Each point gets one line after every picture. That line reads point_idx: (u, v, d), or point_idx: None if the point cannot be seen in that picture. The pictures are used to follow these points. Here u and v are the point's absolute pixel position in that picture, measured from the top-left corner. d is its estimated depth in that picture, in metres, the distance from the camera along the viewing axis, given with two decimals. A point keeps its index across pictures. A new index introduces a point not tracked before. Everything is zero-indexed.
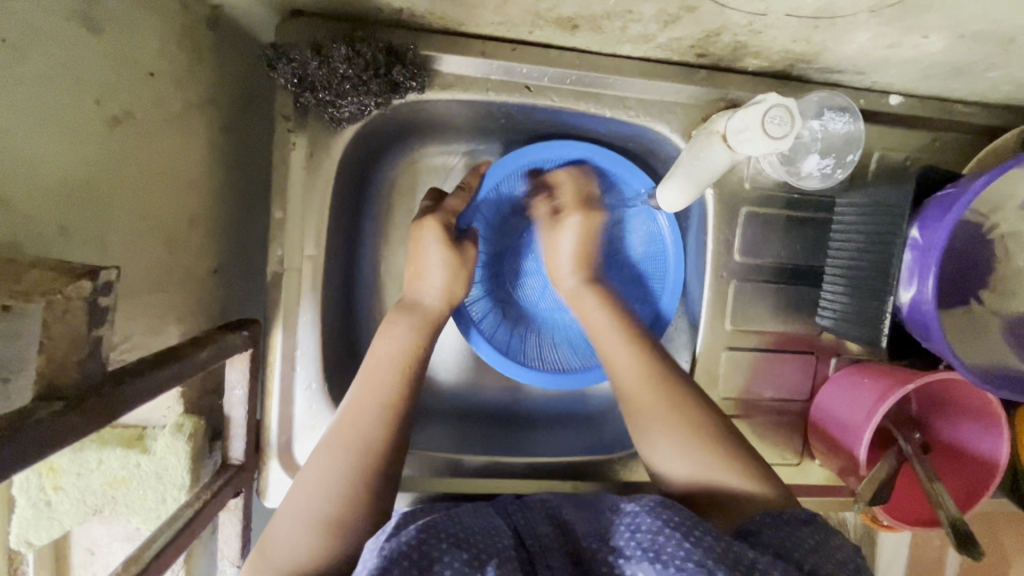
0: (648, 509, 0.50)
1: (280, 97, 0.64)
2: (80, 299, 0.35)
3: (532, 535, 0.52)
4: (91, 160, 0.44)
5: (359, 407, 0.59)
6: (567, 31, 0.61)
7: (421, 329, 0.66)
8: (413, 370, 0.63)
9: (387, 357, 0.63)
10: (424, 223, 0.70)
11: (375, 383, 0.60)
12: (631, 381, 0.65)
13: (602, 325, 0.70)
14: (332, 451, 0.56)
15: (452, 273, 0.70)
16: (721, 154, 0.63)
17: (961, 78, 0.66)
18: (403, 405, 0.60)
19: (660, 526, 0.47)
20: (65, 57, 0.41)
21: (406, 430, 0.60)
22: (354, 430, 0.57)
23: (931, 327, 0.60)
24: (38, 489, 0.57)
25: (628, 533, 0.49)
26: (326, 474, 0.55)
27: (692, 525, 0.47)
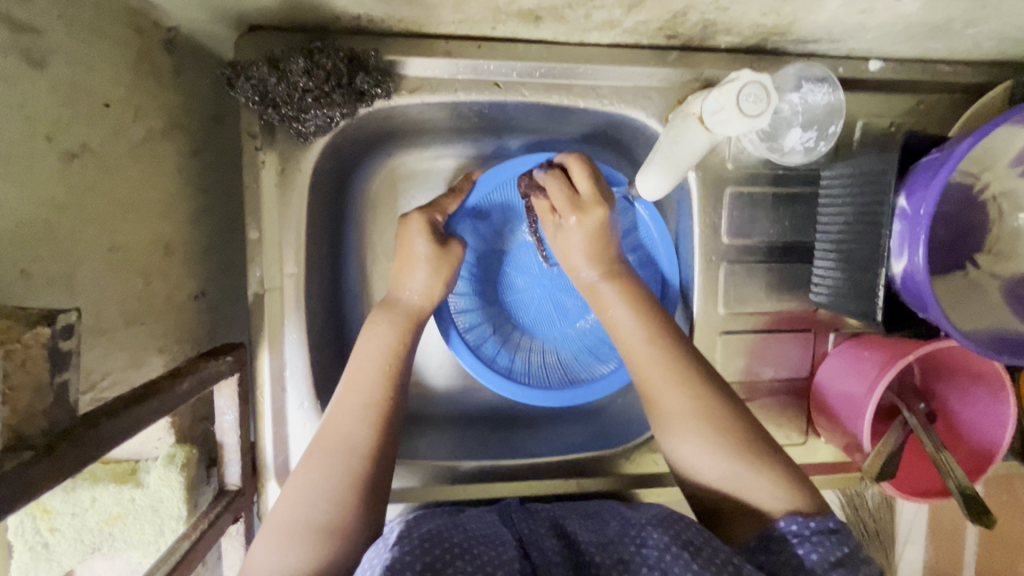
0: (654, 526, 0.52)
1: (246, 116, 0.62)
2: (39, 346, 0.34)
3: (537, 549, 0.53)
4: (52, 201, 0.43)
5: (344, 409, 0.59)
6: (531, 23, 0.60)
7: (403, 326, 0.65)
8: (397, 368, 0.62)
9: (370, 356, 0.62)
10: (410, 217, 0.68)
11: (359, 383, 0.60)
12: (654, 377, 0.61)
13: (623, 321, 0.64)
14: (316, 455, 0.56)
15: (437, 269, 0.68)
16: (699, 136, 0.62)
17: (941, 37, 0.64)
18: (388, 404, 0.60)
19: (668, 545, 0.49)
20: (12, 99, 0.40)
21: (393, 428, 0.60)
22: (336, 432, 0.57)
23: (926, 297, 0.58)
24: (35, 532, 0.55)
25: (634, 548, 0.51)
26: (313, 478, 0.55)
27: (700, 547, 0.49)
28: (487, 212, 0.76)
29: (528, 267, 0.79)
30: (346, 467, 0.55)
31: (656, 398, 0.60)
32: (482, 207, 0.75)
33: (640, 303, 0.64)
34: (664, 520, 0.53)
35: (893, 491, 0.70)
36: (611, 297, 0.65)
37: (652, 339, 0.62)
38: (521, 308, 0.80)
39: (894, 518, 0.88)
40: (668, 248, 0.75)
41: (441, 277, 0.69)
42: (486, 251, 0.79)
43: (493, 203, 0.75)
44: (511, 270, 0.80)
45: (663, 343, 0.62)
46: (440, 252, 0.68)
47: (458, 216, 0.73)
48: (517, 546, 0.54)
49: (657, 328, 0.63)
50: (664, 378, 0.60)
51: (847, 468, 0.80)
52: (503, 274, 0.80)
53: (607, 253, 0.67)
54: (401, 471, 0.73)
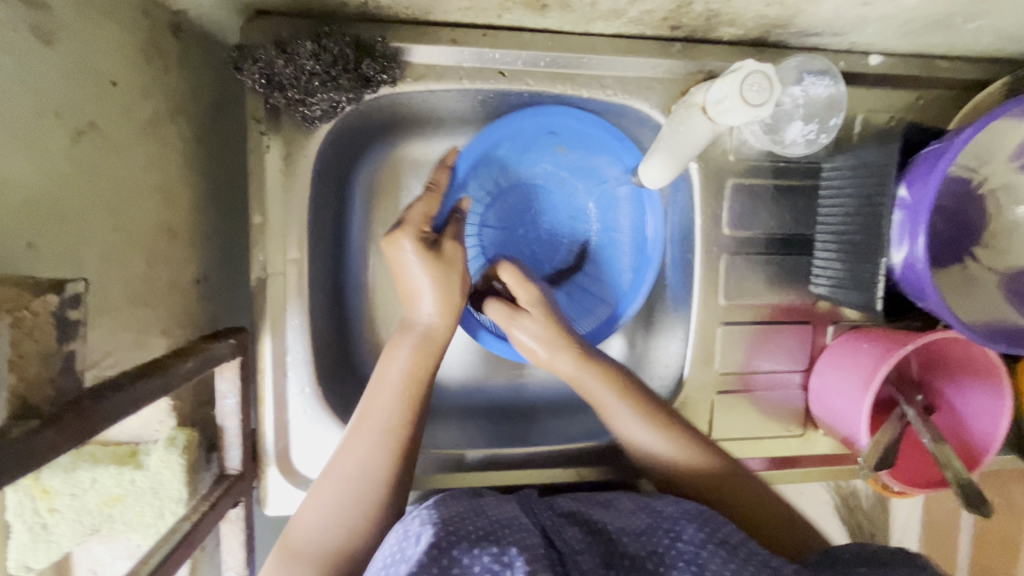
0: (690, 521, 0.54)
1: (251, 100, 0.62)
2: (47, 313, 0.34)
3: (560, 538, 0.54)
4: (58, 175, 0.43)
5: (359, 436, 0.59)
6: (537, 11, 0.60)
7: (422, 352, 0.63)
8: (418, 395, 0.62)
9: (390, 382, 0.61)
10: (397, 236, 0.65)
11: (377, 411, 0.60)
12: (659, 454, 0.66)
13: (623, 416, 0.66)
14: (330, 478, 0.57)
15: (443, 278, 0.64)
16: (703, 126, 0.63)
17: (941, 32, 0.65)
18: (406, 433, 0.60)
19: (705, 543, 0.52)
20: (22, 73, 0.40)
21: (410, 451, 0.60)
22: (350, 459, 0.58)
23: (926, 286, 0.59)
24: (34, 513, 0.54)
25: (669, 541, 0.53)
26: (325, 503, 0.56)
27: (736, 546, 0.52)
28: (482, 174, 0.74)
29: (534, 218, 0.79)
30: (362, 494, 0.56)
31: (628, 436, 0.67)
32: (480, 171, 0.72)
33: (579, 359, 0.67)
34: (701, 515, 0.55)
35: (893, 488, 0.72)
36: (562, 364, 0.67)
37: (647, 418, 0.66)
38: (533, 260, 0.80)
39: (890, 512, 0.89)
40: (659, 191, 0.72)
41: (451, 285, 0.64)
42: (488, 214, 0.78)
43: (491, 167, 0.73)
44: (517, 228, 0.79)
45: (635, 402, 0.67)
46: (437, 261, 0.64)
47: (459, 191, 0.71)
48: (541, 534, 0.54)
49: (606, 373, 0.67)
50: (635, 422, 0.66)
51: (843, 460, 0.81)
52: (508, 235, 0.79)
53: (557, 326, 0.68)
54: None
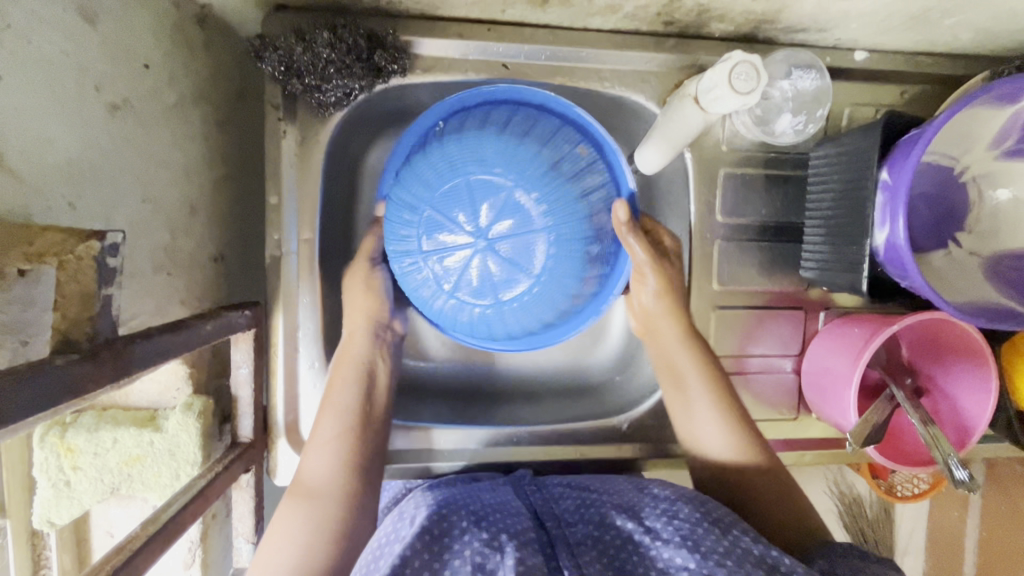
0: (685, 502, 0.56)
1: (269, 88, 0.67)
2: (89, 258, 0.39)
3: (550, 520, 0.56)
4: (96, 144, 0.47)
5: (316, 453, 0.62)
6: (538, 6, 0.64)
7: (359, 384, 0.66)
8: (366, 412, 0.66)
9: (342, 402, 0.65)
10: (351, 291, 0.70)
11: (330, 427, 0.64)
12: (742, 422, 0.69)
13: (702, 413, 0.70)
14: (296, 498, 0.59)
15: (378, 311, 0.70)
16: (695, 115, 0.65)
17: (921, 27, 0.69)
18: (360, 442, 0.64)
19: (700, 519, 0.53)
20: (67, 49, 0.44)
21: (365, 464, 0.63)
22: (312, 475, 0.61)
23: (907, 265, 0.61)
24: (58, 469, 0.59)
25: (664, 519, 0.54)
26: (292, 521, 0.57)
27: (726, 525, 0.53)
28: (416, 147, 0.66)
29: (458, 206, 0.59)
30: (324, 510, 0.58)
31: (695, 424, 0.71)
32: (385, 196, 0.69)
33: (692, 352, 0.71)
34: (693, 499, 0.56)
35: (901, 495, 0.83)
36: (670, 344, 0.72)
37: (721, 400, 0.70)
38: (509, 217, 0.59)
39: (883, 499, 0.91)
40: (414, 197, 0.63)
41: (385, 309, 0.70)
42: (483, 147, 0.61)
43: (387, 187, 0.69)
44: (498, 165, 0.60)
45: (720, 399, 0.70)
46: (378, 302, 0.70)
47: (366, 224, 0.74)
48: (532, 517, 0.57)
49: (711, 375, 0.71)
50: (711, 417, 0.70)
51: (836, 443, 0.83)
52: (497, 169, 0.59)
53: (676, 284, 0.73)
54: (407, 436, 0.76)
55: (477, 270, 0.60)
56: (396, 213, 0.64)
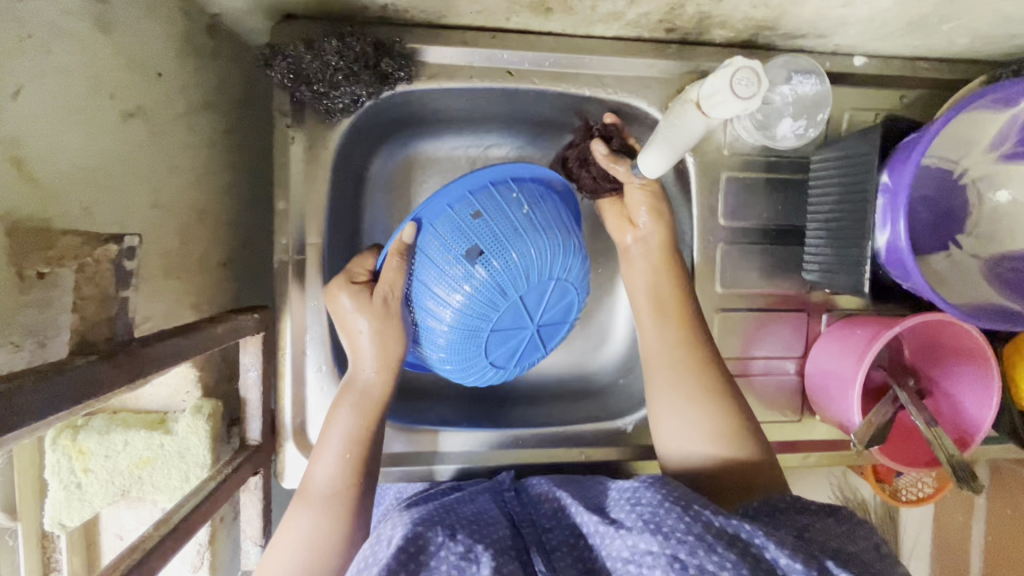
0: (648, 487, 0.54)
1: (278, 96, 0.68)
2: (108, 262, 0.41)
3: (528, 531, 0.57)
4: (111, 151, 0.48)
5: (309, 494, 0.61)
6: (541, 14, 0.66)
7: (363, 411, 0.63)
8: (367, 449, 0.63)
9: (339, 440, 0.62)
10: (339, 298, 0.63)
11: (325, 467, 0.62)
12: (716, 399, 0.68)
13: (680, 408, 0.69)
14: (282, 541, 0.59)
15: (383, 330, 0.62)
16: (697, 119, 0.66)
17: (919, 33, 0.70)
18: (355, 486, 0.62)
19: (662, 500, 0.51)
20: (84, 57, 0.45)
21: (360, 509, 0.62)
22: (300, 521, 0.60)
23: (909, 266, 0.61)
24: (69, 472, 0.60)
25: (628, 507, 0.53)
26: (278, 563, 0.58)
27: (688, 502, 0.50)
28: (497, 208, 0.61)
29: (499, 277, 0.60)
30: (309, 559, 0.58)
31: (668, 406, 0.70)
32: (431, 238, 0.60)
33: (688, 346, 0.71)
34: (655, 482, 0.54)
35: (906, 498, 0.84)
36: (671, 335, 0.72)
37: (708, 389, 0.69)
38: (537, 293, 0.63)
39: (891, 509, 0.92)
40: (440, 261, 0.60)
41: (391, 338, 0.63)
42: (523, 222, 0.61)
43: (439, 233, 0.60)
44: (533, 245, 0.61)
45: (710, 390, 0.69)
46: (385, 314, 0.62)
47: (387, 248, 0.61)
48: (510, 527, 0.57)
49: (699, 372, 0.70)
50: (682, 407, 0.69)
51: (840, 445, 0.84)
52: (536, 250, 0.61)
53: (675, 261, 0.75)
54: (414, 439, 0.76)
55: (519, 347, 0.66)
56: (463, 277, 0.60)
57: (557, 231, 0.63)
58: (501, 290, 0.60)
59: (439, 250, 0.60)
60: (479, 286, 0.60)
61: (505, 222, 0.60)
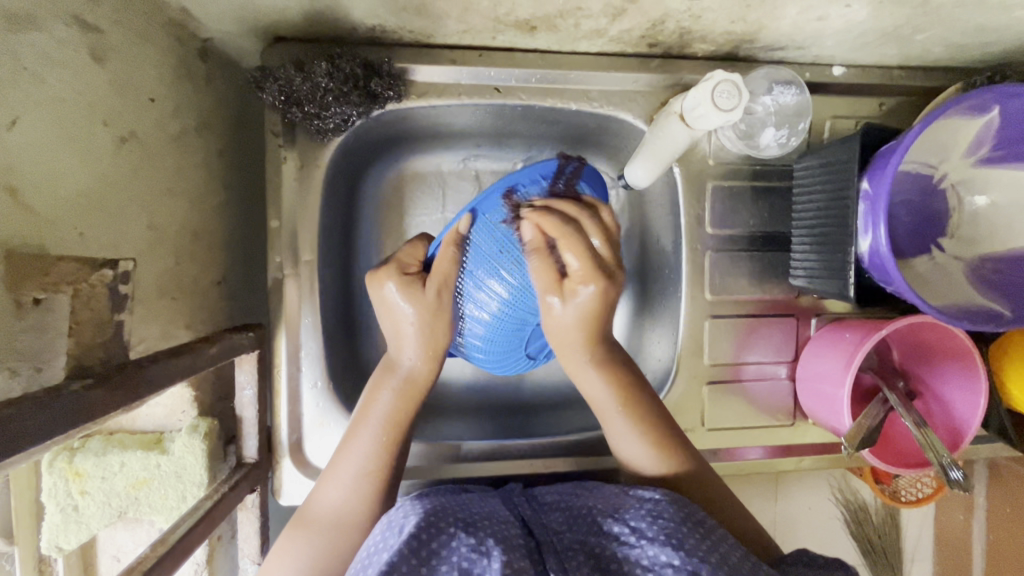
0: (669, 502, 0.56)
1: (269, 117, 0.69)
2: (103, 285, 0.47)
3: (538, 529, 0.57)
4: (104, 176, 0.49)
5: (338, 476, 0.62)
6: (527, 32, 0.67)
7: (404, 395, 0.65)
8: (401, 434, 0.64)
9: (374, 421, 0.63)
10: (382, 280, 0.64)
11: (357, 452, 0.62)
12: (661, 444, 0.65)
13: (635, 454, 0.66)
14: (305, 522, 0.60)
15: (433, 322, 0.64)
16: (680, 131, 0.68)
17: (894, 43, 0.72)
18: (384, 472, 0.62)
19: (683, 519, 0.54)
20: (78, 87, 0.46)
21: (388, 496, 0.62)
22: (325, 506, 0.60)
23: (890, 271, 0.63)
24: (66, 495, 0.60)
25: (648, 518, 0.55)
26: (298, 546, 0.58)
27: (709, 527, 0.54)
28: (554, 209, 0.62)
29: None
30: (331, 542, 0.58)
31: (625, 452, 0.67)
32: (488, 232, 0.61)
33: (620, 396, 0.66)
34: (676, 499, 0.57)
35: (906, 499, 0.84)
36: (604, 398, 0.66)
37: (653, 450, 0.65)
38: None
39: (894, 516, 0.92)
40: (500, 256, 0.62)
41: (439, 329, 0.64)
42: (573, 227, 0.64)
43: (498, 230, 0.61)
44: None
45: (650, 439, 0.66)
46: (435, 306, 0.63)
47: (441, 238, 0.62)
48: (521, 526, 0.57)
49: (634, 407, 0.66)
50: (639, 451, 0.66)
51: (833, 448, 0.85)
52: None
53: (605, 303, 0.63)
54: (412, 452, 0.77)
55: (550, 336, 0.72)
56: (522, 278, 0.63)
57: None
58: None
59: (499, 246, 0.61)
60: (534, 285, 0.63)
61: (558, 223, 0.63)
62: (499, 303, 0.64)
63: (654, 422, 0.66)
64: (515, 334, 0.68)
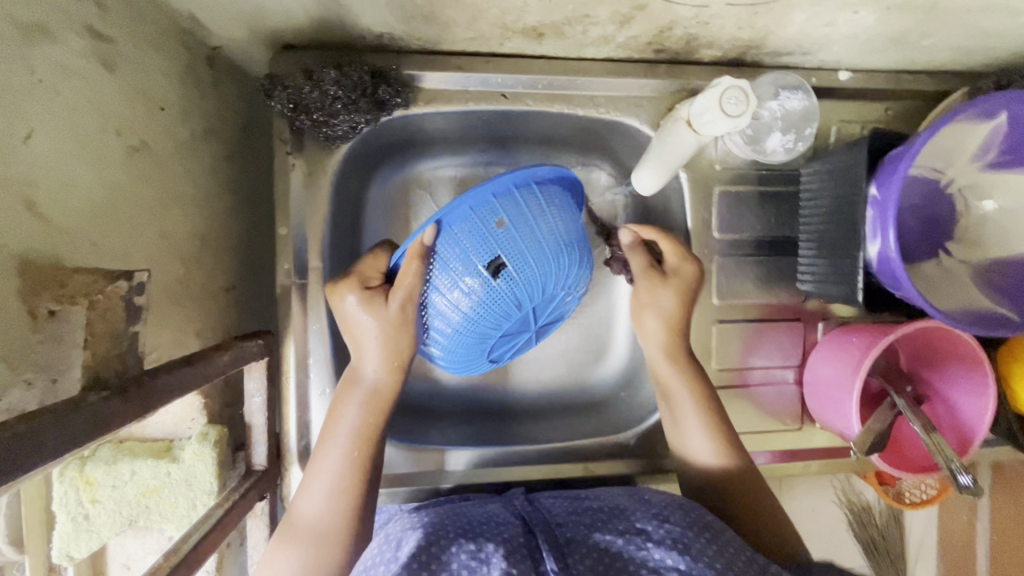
0: (674, 508, 0.57)
1: (277, 124, 0.69)
2: (118, 296, 0.42)
3: (538, 525, 0.57)
4: (116, 185, 0.49)
5: (310, 492, 0.61)
6: (534, 39, 0.67)
7: (371, 408, 0.63)
8: (369, 447, 0.63)
9: (339, 436, 0.62)
10: (343, 295, 0.63)
11: (327, 468, 0.61)
12: (722, 429, 0.69)
13: (696, 439, 0.70)
14: (289, 537, 0.59)
15: (396, 336, 0.62)
16: (688, 137, 0.69)
17: (900, 48, 0.72)
18: (357, 487, 0.61)
19: (690, 524, 0.54)
20: (90, 98, 0.46)
21: (365, 510, 0.62)
22: (312, 519, 0.60)
23: (899, 276, 0.63)
24: (77, 504, 0.60)
25: (654, 520, 0.55)
26: (283, 561, 0.58)
27: (717, 530, 0.54)
28: (522, 216, 0.59)
29: (518, 287, 0.59)
30: (317, 557, 0.58)
31: (682, 441, 0.71)
32: (454, 242, 0.59)
33: (688, 381, 0.70)
34: (682, 505, 0.57)
35: (910, 501, 0.84)
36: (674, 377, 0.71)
37: (713, 435, 0.69)
38: (545, 306, 0.63)
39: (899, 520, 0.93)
40: (462, 266, 0.59)
41: (403, 341, 0.63)
42: (543, 235, 0.60)
43: (461, 239, 0.58)
44: (553, 257, 0.60)
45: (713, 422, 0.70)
46: (398, 319, 0.62)
47: (405, 249, 0.60)
48: (521, 526, 0.58)
49: (696, 391, 0.70)
50: (699, 436, 0.69)
51: (840, 452, 0.85)
52: (553, 264, 0.61)
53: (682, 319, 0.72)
54: (420, 458, 0.77)
55: (518, 346, 0.67)
56: (483, 291, 0.59)
57: (572, 248, 0.62)
58: (517, 303, 0.60)
59: (462, 256, 0.59)
60: (497, 297, 0.59)
61: (525, 231, 0.59)
62: (462, 315, 0.61)
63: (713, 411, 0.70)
64: (480, 346, 0.64)
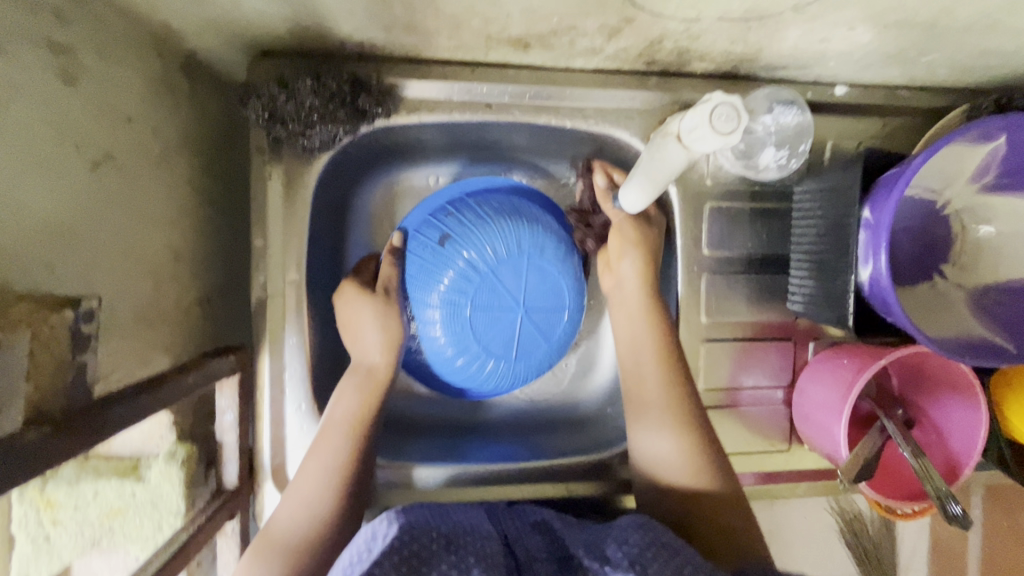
0: (636, 528, 0.54)
1: (254, 132, 0.67)
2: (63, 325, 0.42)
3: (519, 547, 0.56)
4: (75, 201, 0.47)
5: (306, 475, 0.63)
6: (520, 50, 0.65)
7: (366, 391, 0.67)
8: (365, 433, 0.66)
9: (336, 422, 0.65)
10: (344, 290, 0.71)
11: (324, 452, 0.63)
12: (692, 445, 0.68)
13: (659, 448, 0.69)
14: (278, 522, 0.60)
15: (386, 317, 0.69)
16: (677, 152, 0.65)
17: (897, 65, 0.70)
18: (350, 471, 0.64)
19: (646, 544, 0.51)
20: (47, 113, 0.44)
21: (353, 499, 0.64)
22: (301, 507, 0.61)
23: (891, 302, 0.61)
24: (37, 526, 0.56)
25: (616, 545, 0.52)
26: (271, 547, 0.59)
27: (677, 548, 0.50)
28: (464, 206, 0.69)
29: (471, 255, 0.65)
30: (304, 546, 0.59)
31: (644, 446, 0.70)
32: (415, 237, 0.69)
33: (665, 400, 0.70)
34: (644, 522, 0.54)
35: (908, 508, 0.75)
36: (646, 376, 0.71)
37: (683, 452, 0.68)
38: (514, 275, 0.65)
39: (898, 544, 0.89)
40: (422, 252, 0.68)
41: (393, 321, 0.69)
42: (488, 213, 0.67)
43: (417, 234, 0.69)
44: (501, 225, 0.66)
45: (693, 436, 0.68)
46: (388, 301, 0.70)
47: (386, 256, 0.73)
48: (501, 542, 0.56)
49: (676, 407, 0.69)
50: (667, 449, 0.68)
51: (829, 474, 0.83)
52: (503, 232, 0.66)
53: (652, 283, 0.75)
54: (398, 477, 0.75)
55: (511, 330, 0.66)
56: (439, 263, 0.66)
57: (521, 220, 0.67)
58: (474, 270, 0.65)
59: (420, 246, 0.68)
60: (453, 269, 0.65)
61: (467, 212, 0.68)
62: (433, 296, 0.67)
63: (690, 431, 0.68)
64: (464, 328, 0.66)
